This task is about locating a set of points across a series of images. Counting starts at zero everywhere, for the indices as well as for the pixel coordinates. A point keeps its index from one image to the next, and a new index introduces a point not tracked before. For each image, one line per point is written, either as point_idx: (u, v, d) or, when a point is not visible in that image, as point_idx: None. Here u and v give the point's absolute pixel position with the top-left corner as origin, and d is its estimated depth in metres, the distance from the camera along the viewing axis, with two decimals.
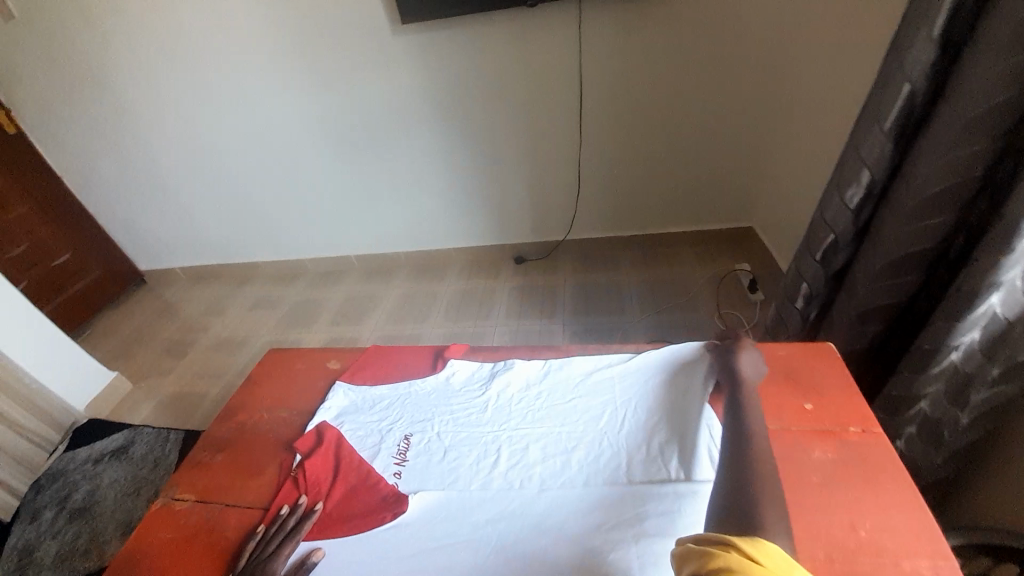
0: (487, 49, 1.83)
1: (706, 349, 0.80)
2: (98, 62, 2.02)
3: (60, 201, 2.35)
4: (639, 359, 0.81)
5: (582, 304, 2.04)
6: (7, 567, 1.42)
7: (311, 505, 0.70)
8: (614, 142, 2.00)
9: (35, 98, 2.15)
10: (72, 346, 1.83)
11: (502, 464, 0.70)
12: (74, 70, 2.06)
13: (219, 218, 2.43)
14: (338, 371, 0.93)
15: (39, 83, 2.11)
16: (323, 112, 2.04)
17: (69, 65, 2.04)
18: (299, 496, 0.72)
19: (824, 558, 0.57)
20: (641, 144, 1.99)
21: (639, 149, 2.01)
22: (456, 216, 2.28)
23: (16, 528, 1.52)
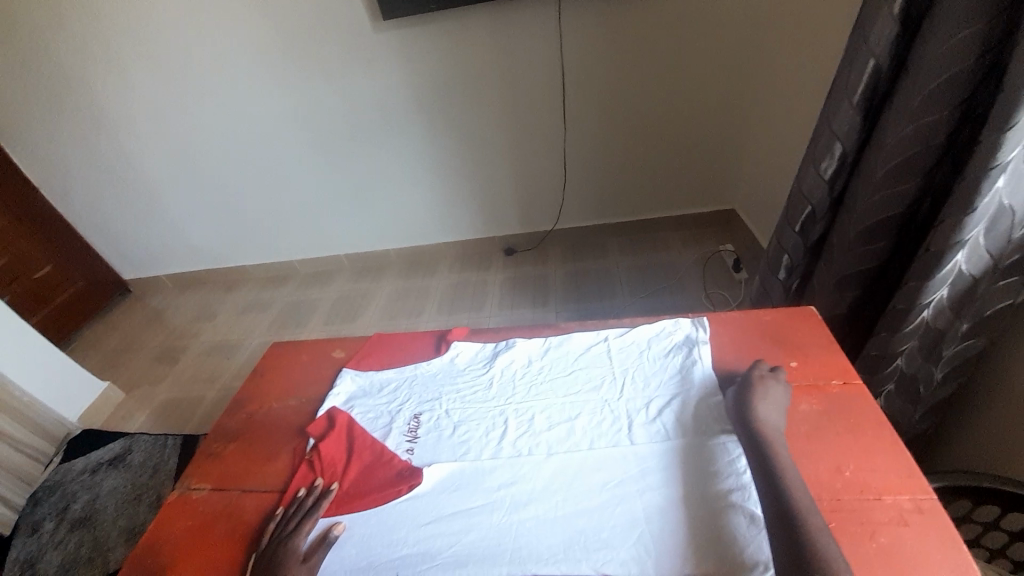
0: (468, 44, 1.85)
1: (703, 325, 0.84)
2: (71, 68, 1.98)
3: (37, 212, 2.30)
4: (636, 333, 0.85)
5: (572, 292, 2.08)
6: None
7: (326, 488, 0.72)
8: (598, 130, 2.03)
9: (8, 108, 2.11)
10: (61, 357, 1.80)
11: (510, 434, 0.73)
12: (46, 77, 2.01)
13: (205, 223, 2.41)
14: (343, 360, 0.96)
15: (12, 92, 2.06)
16: (307, 112, 2.04)
17: (42, 72, 2.00)
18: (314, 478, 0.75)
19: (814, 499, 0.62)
20: (625, 132, 2.03)
21: (623, 137, 2.05)
22: (444, 211, 2.30)
23: (18, 541, 1.51)
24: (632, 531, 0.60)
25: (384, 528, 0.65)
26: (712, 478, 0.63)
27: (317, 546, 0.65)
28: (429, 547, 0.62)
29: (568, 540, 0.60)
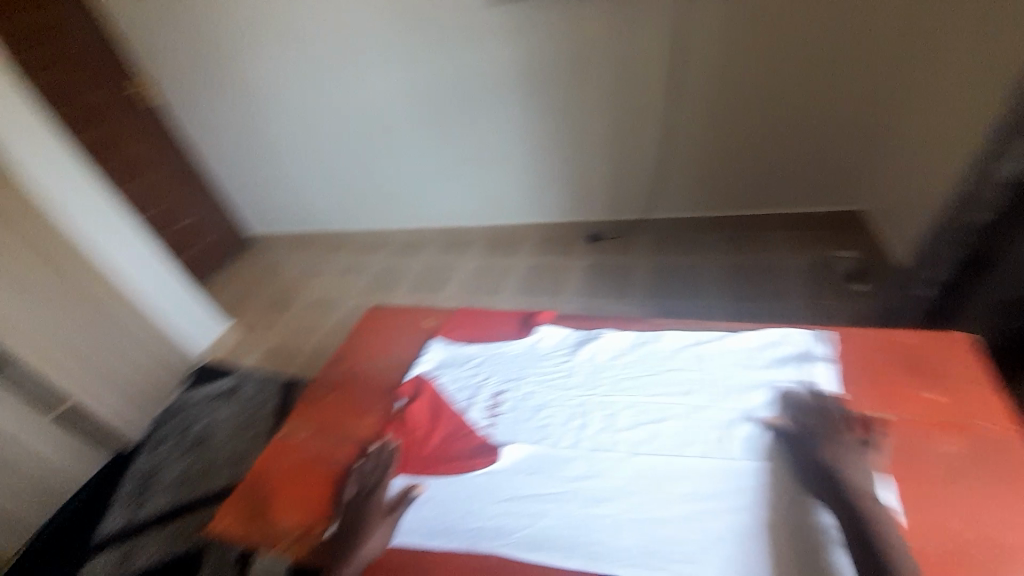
0: (583, 18, 1.78)
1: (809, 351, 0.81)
2: (223, 44, 2.25)
3: (187, 169, 2.67)
4: (734, 345, 0.83)
5: (658, 285, 1.97)
6: (138, 484, 1.69)
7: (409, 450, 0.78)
8: (710, 117, 1.88)
9: (173, 76, 2.44)
10: (199, 296, 2.11)
11: (591, 426, 0.75)
12: (206, 51, 2.30)
13: (317, 189, 2.66)
14: (433, 329, 1.00)
15: (178, 63, 2.38)
16: (415, 88, 2.12)
17: (203, 47, 2.29)
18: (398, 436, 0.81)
19: (935, 542, 0.62)
20: (740, 120, 1.87)
21: (738, 125, 1.88)
22: (532, 191, 2.28)
23: (145, 451, 1.80)
24: (712, 551, 0.59)
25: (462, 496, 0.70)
26: (802, 517, 0.61)
27: (399, 502, 0.71)
28: (504, 524, 0.65)
29: (645, 543, 0.61)
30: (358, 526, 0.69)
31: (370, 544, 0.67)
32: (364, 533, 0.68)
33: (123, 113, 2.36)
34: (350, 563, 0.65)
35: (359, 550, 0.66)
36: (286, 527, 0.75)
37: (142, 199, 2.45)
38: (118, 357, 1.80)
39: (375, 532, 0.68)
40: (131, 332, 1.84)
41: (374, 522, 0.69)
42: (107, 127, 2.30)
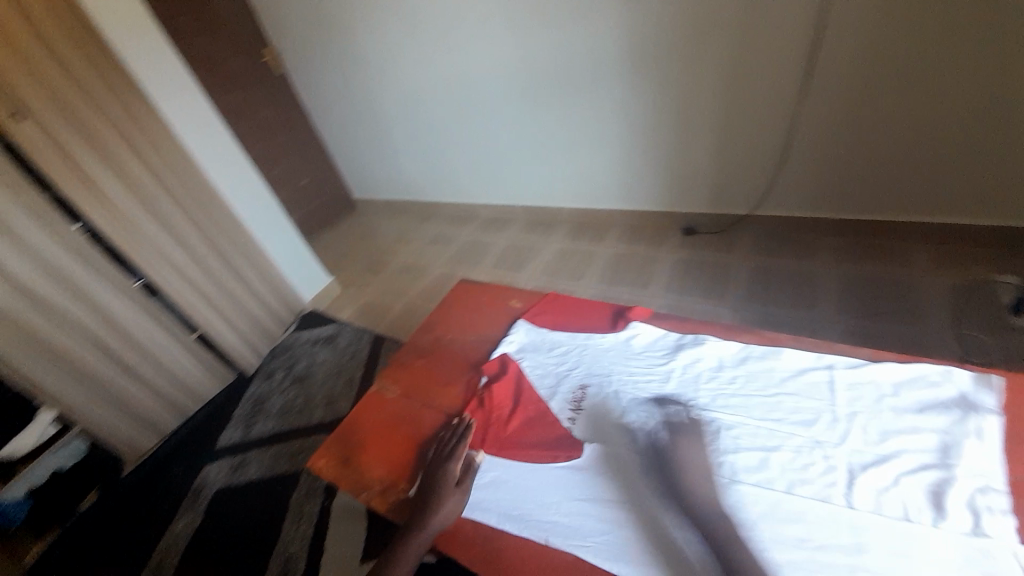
0: None
1: (977, 382, 0.69)
2: (337, 15, 2.33)
3: (304, 134, 2.92)
4: (874, 379, 0.73)
5: (759, 291, 1.78)
6: (248, 409, 1.95)
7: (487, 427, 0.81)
8: (847, 111, 1.58)
9: (295, 47, 2.61)
10: (306, 252, 2.32)
11: (686, 441, 0.71)
12: (322, 23, 2.41)
13: (416, 159, 2.77)
14: (519, 311, 1.02)
15: (298, 34, 2.53)
16: (514, 63, 2.05)
17: (319, 19, 2.40)
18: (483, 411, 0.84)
19: None
20: (890, 117, 1.54)
21: (885, 123, 1.55)
22: (628, 176, 2.16)
23: (258, 381, 2.07)
24: None
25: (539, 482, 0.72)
26: None
27: (466, 473, 0.76)
28: (580, 524, 0.66)
29: None
30: (433, 492, 0.73)
31: (443, 510, 0.71)
32: (438, 499, 0.72)
33: (254, 81, 2.60)
34: (425, 525, 0.69)
35: (433, 515, 0.71)
36: (372, 480, 0.80)
37: (265, 159, 2.73)
38: (241, 299, 2.03)
39: (448, 499, 0.72)
40: (250, 283, 2.05)
41: (447, 491, 0.73)
42: (242, 93, 2.56)
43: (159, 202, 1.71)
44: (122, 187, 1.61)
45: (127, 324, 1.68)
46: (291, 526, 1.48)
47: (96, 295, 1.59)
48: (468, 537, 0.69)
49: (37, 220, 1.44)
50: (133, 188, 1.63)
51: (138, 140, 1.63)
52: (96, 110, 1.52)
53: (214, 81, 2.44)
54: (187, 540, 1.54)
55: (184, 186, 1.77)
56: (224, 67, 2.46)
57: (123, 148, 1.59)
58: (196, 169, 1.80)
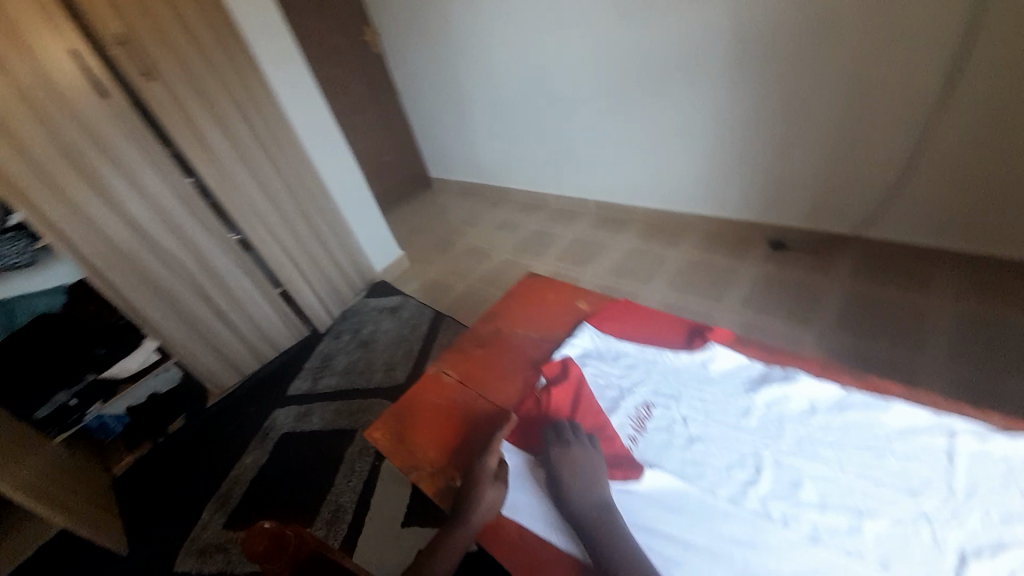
0: None
1: None
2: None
3: (392, 110, 3.02)
4: (1007, 453, 0.61)
5: (853, 320, 1.59)
6: (316, 364, 2.09)
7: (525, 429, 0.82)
8: (999, 125, 1.34)
9: (391, 25, 2.68)
10: (381, 225, 2.42)
11: (762, 485, 0.65)
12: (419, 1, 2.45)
13: (494, 143, 2.77)
14: (586, 312, 0.99)
15: (395, 12, 2.60)
16: (606, 50, 1.95)
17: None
18: (540, 413, 0.82)
19: None
20: None
21: None
22: (715, 179, 2.00)
23: (327, 339, 2.21)
24: None
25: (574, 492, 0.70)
26: None
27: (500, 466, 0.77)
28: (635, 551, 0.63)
29: None
30: (474, 482, 0.73)
31: (482, 501, 0.71)
32: (477, 490, 0.72)
33: (352, 56, 2.72)
34: (468, 519, 0.69)
35: (475, 506, 0.70)
36: (423, 460, 0.82)
37: (355, 132, 2.86)
38: (319, 262, 2.16)
39: (487, 490, 0.72)
40: (329, 248, 2.19)
41: (485, 480, 0.73)
42: (340, 67, 2.69)
43: (258, 165, 1.85)
44: (229, 148, 1.76)
45: (222, 272, 1.86)
46: (343, 475, 1.60)
47: (200, 243, 1.77)
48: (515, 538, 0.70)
49: (158, 171, 1.62)
50: (238, 150, 1.78)
51: (245, 106, 1.77)
52: (214, 76, 1.67)
53: (318, 54, 2.58)
54: (254, 473, 1.70)
55: (281, 152, 1.91)
56: (327, 41, 2.59)
57: (233, 113, 1.74)
58: (293, 136, 1.92)
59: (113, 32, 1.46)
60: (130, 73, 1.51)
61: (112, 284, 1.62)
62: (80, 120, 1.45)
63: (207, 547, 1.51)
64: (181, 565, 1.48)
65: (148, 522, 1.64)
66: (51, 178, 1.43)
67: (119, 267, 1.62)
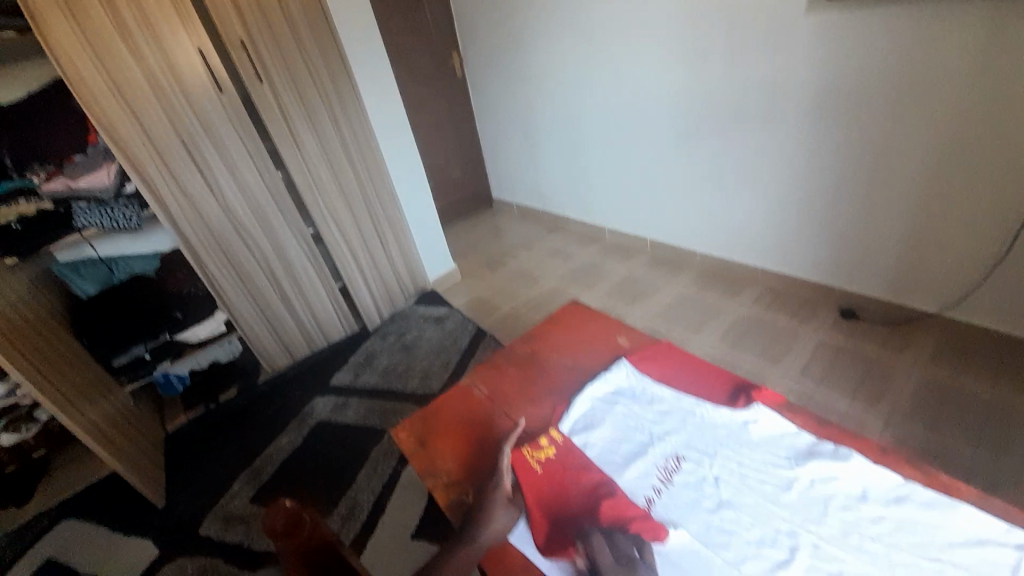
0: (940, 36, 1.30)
1: None
2: (522, 31, 2.50)
3: (467, 133, 3.19)
4: None
5: (929, 407, 1.43)
6: (359, 360, 2.18)
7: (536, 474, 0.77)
8: None
9: (477, 55, 2.86)
10: (441, 237, 2.52)
11: (792, 570, 0.59)
12: (506, 35, 2.60)
13: (559, 173, 2.84)
14: (625, 349, 0.97)
15: (483, 44, 2.77)
16: (684, 94, 1.96)
17: (505, 31, 2.59)
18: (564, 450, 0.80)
19: None
20: None
21: None
22: (783, 235, 1.91)
23: (372, 338, 2.30)
24: None
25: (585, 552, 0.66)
26: None
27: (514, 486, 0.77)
28: None
29: None
30: (488, 503, 0.74)
31: (493, 524, 0.71)
32: (490, 512, 0.73)
33: (439, 80, 2.93)
34: (477, 538, 0.70)
35: (485, 527, 0.71)
36: (441, 469, 0.83)
37: (430, 150, 3.05)
38: (378, 264, 2.29)
39: (500, 514, 0.73)
40: (389, 253, 2.31)
41: (498, 502, 0.74)
42: (426, 90, 2.90)
43: (341, 168, 2.01)
44: (318, 150, 1.93)
45: (293, 261, 2.01)
46: (365, 473, 1.63)
47: (278, 232, 1.94)
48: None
49: (254, 163, 1.81)
50: (325, 153, 1.96)
51: (338, 114, 1.95)
52: (315, 86, 1.87)
53: (408, 76, 2.80)
54: (285, 454, 1.77)
55: (362, 159, 2.06)
56: (419, 65, 2.80)
57: (326, 119, 1.92)
58: (374, 146, 2.08)
59: (239, 41, 1.68)
60: (248, 78, 1.72)
61: (198, 257, 1.80)
62: (199, 112, 1.67)
63: (232, 516, 1.59)
64: (204, 530, 1.56)
65: (184, 481, 1.76)
66: (166, 159, 1.64)
67: (208, 244, 1.80)
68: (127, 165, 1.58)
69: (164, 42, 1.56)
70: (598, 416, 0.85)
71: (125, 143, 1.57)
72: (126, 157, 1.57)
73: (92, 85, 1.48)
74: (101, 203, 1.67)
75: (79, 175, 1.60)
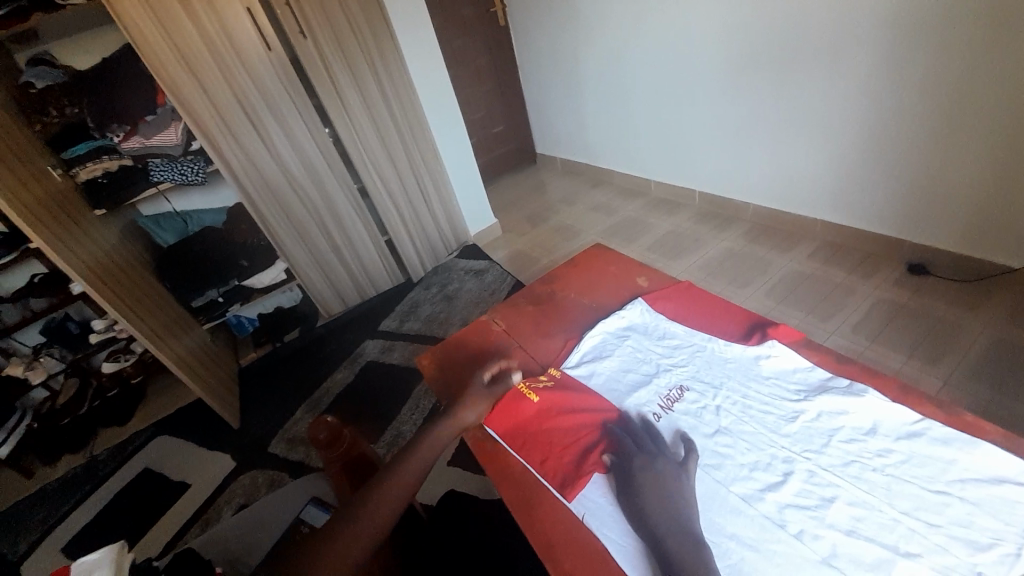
0: None
1: None
2: None
3: (510, 84, 3.10)
4: None
5: (999, 370, 1.29)
6: (403, 308, 2.30)
7: (546, 394, 0.86)
8: None
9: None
10: (481, 191, 2.54)
11: (782, 492, 0.63)
12: None
13: (604, 123, 2.71)
14: (643, 289, 1.06)
15: None
16: (740, 26, 1.77)
17: None
18: (568, 387, 0.86)
19: None
20: None
21: None
22: (847, 183, 1.73)
23: (417, 289, 2.40)
24: None
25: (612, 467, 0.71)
26: None
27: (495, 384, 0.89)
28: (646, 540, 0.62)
29: None
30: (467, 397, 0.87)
31: (467, 411, 0.85)
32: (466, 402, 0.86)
33: (480, 28, 2.83)
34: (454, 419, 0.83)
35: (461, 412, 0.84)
36: (449, 390, 0.98)
37: (473, 103, 3.01)
38: (421, 218, 2.35)
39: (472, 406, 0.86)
40: (432, 207, 2.36)
41: (473, 394, 0.87)
42: (468, 39, 2.82)
43: (382, 123, 2.05)
44: (360, 105, 1.97)
45: (341, 212, 2.12)
46: (407, 408, 1.76)
47: (328, 187, 2.04)
48: (535, 502, 0.72)
49: (302, 118, 1.90)
50: (366, 105, 1.99)
51: (377, 65, 1.96)
52: (354, 37, 1.88)
53: (449, 25, 2.73)
54: (340, 388, 1.95)
55: (402, 113, 2.09)
56: (459, 12, 2.72)
57: (366, 72, 1.95)
58: (413, 97, 2.09)
59: None
60: (289, 31, 1.76)
61: (259, 212, 1.95)
62: (249, 68, 1.75)
63: (294, 438, 1.80)
64: (273, 448, 1.78)
65: (254, 409, 1.99)
66: (224, 115, 1.75)
67: (266, 199, 1.94)
68: (189, 122, 1.70)
69: None
70: (608, 348, 0.92)
71: (187, 103, 1.68)
72: (190, 116, 1.69)
73: (153, 45, 1.57)
74: (172, 159, 1.82)
75: (151, 133, 1.77)
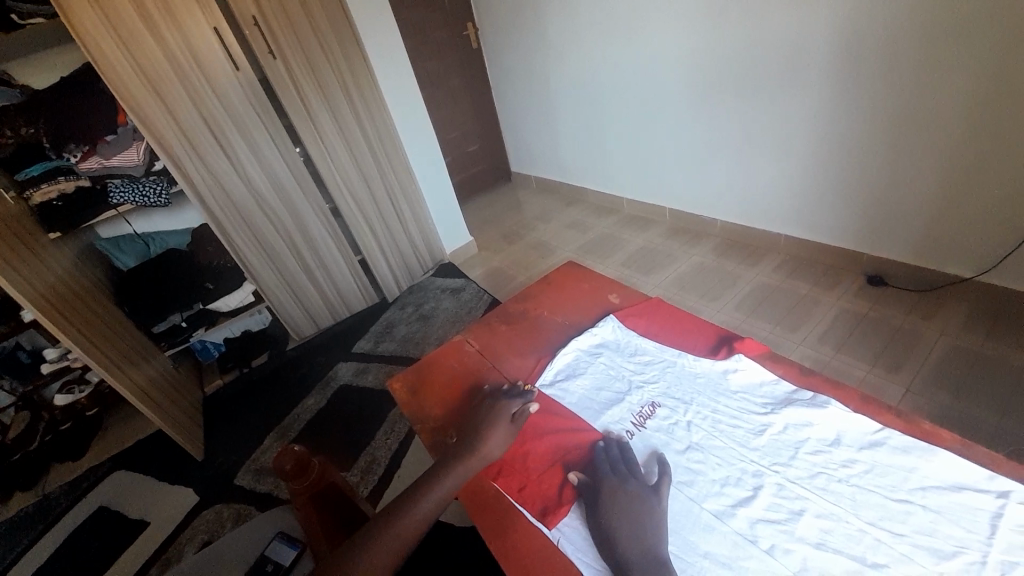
0: None
1: None
2: None
3: (484, 105, 3.16)
4: None
5: (955, 376, 1.35)
6: (378, 329, 2.25)
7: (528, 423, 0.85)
8: None
9: (490, 21, 2.79)
10: (456, 210, 2.54)
11: (755, 506, 0.63)
12: None
13: (576, 143, 2.77)
14: (615, 306, 1.07)
15: (496, 9, 2.69)
16: (701, 52, 1.87)
17: None
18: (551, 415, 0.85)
19: None
20: None
21: None
22: (805, 199, 1.82)
23: (393, 309, 2.36)
24: None
25: (585, 490, 0.71)
26: None
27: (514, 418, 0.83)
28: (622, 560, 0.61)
29: None
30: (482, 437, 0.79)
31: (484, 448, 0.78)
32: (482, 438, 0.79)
33: (453, 51, 2.88)
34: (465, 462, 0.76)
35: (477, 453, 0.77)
36: (430, 416, 0.94)
37: (447, 123, 3.04)
38: (396, 238, 2.34)
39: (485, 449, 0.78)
40: (406, 226, 2.35)
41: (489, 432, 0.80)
42: (441, 60, 2.86)
43: (355, 143, 2.05)
44: (332, 125, 1.97)
45: (313, 233, 2.08)
46: (383, 433, 1.71)
47: (299, 207, 2.01)
48: (512, 526, 0.70)
49: (272, 139, 1.87)
50: (339, 125, 1.98)
51: (350, 86, 1.97)
52: (325, 57, 1.88)
53: (422, 48, 2.77)
54: (311, 414, 1.88)
55: (375, 133, 2.09)
56: (432, 35, 2.77)
57: (339, 94, 1.95)
58: (387, 117, 2.10)
59: (250, 15, 1.70)
60: (259, 52, 1.75)
61: (226, 234, 1.89)
62: (216, 87, 1.72)
63: (262, 469, 1.71)
64: (239, 480, 1.69)
65: (220, 439, 1.89)
66: (188, 134, 1.71)
67: (233, 220, 1.88)
68: (153, 142, 1.66)
69: (179, 19, 1.60)
70: (582, 366, 0.93)
71: (152, 124, 1.64)
72: (152, 134, 1.64)
73: (116, 66, 1.54)
74: (133, 180, 1.77)
75: (112, 154, 1.72)
